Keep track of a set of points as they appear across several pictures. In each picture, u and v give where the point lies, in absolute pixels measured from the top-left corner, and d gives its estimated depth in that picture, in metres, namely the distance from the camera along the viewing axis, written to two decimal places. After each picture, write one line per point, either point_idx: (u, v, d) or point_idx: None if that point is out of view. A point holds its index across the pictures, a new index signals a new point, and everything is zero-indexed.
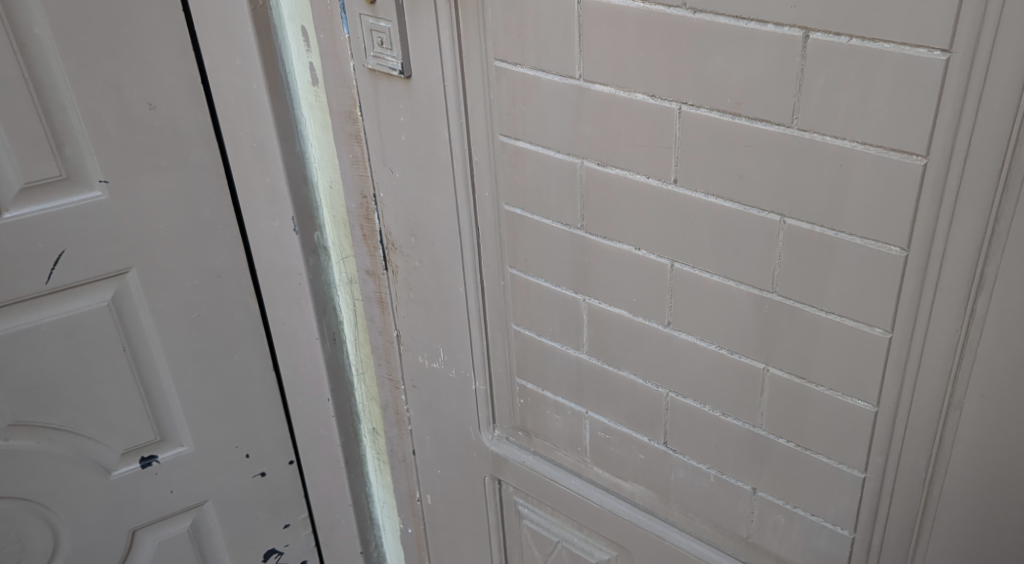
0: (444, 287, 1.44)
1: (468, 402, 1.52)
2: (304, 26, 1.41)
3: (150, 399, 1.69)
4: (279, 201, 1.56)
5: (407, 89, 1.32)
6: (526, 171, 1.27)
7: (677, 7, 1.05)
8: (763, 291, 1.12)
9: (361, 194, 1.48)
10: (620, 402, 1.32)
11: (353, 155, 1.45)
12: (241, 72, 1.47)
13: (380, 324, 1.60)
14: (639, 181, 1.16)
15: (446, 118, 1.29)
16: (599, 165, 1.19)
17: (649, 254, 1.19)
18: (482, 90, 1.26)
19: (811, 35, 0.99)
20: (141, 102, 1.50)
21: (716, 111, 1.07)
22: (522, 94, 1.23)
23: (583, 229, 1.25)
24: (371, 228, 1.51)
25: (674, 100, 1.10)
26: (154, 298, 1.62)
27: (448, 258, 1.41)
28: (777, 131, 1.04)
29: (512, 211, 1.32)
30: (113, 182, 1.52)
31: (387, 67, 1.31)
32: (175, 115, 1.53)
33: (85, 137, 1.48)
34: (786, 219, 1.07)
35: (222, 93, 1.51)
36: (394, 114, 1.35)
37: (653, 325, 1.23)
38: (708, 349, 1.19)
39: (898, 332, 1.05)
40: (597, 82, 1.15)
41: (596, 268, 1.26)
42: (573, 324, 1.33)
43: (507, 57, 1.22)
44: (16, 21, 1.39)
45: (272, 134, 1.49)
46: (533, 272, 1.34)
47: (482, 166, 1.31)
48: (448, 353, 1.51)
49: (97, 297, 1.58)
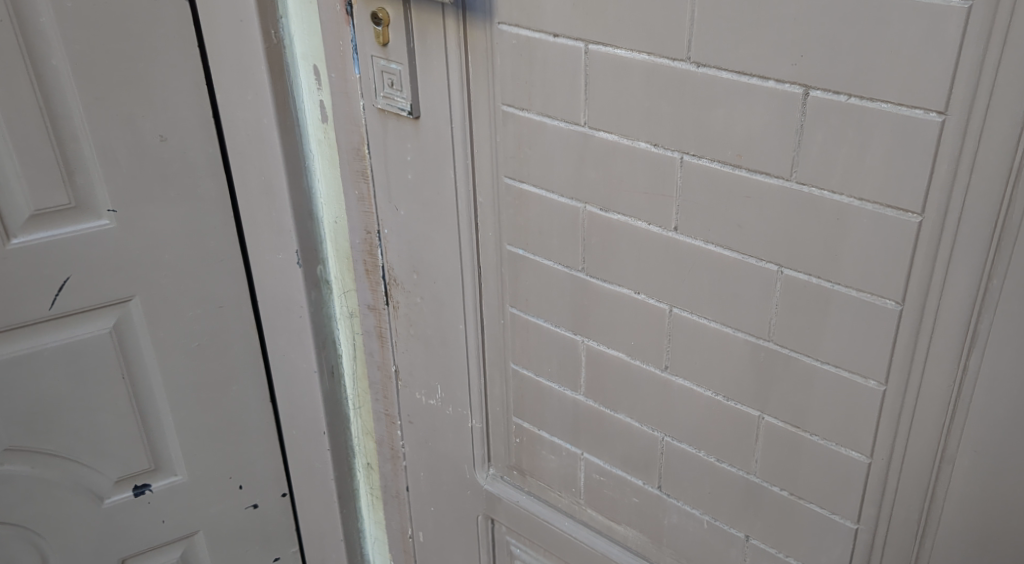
0: (445, 324, 1.49)
1: (464, 439, 1.56)
2: (316, 65, 1.44)
3: (146, 427, 1.70)
4: (284, 234, 1.58)
5: (415, 129, 1.35)
6: (529, 214, 1.30)
7: (682, 60, 1.06)
8: (759, 339, 1.12)
9: (365, 230, 1.52)
10: (616, 446, 1.34)
11: (359, 192, 1.49)
12: (253, 107, 1.48)
13: (379, 359, 1.65)
14: (640, 227, 1.18)
15: (453, 159, 1.33)
16: (602, 210, 1.21)
17: (649, 298, 1.21)
18: (489, 133, 1.29)
19: (810, 93, 0.99)
20: (153, 133, 1.52)
21: (717, 162, 1.07)
22: (527, 138, 1.25)
23: (584, 271, 1.27)
24: (373, 264, 1.55)
25: (676, 149, 1.10)
26: (156, 327, 1.64)
27: (450, 295, 1.46)
28: (776, 184, 1.04)
29: (515, 251, 1.35)
30: (121, 212, 1.54)
31: (397, 107, 1.34)
32: (186, 147, 1.55)
33: (96, 167, 1.51)
34: (783, 269, 1.07)
35: (233, 128, 1.52)
36: (401, 152, 1.39)
37: (652, 369, 1.25)
38: (704, 395, 1.20)
39: (893, 385, 1.04)
40: (602, 129, 1.16)
41: (594, 310, 1.28)
42: (571, 365, 1.35)
43: (514, 102, 1.24)
44: (35, 53, 1.41)
45: (279, 169, 1.51)
46: (533, 311, 1.37)
47: (486, 206, 1.35)
48: (446, 390, 1.56)
49: (99, 324, 1.60)
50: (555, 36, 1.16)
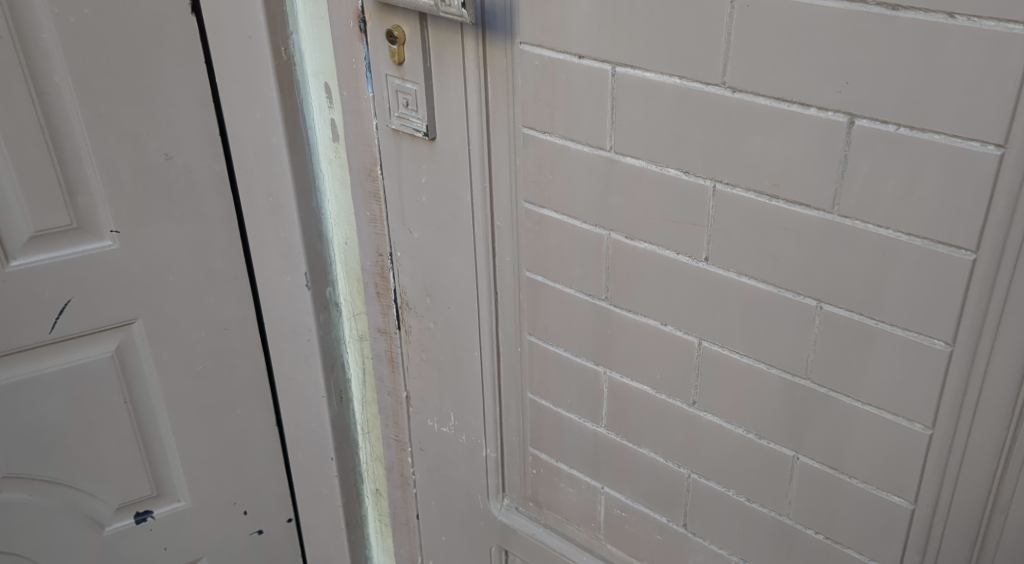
0: (460, 350, 1.44)
1: (478, 469, 1.51)
2: (328, 82, 1.38)
3: (149, 453, 1.65)
4: (293, 256, 1.52)
5: (431, 150, 1.30)
6: (551, 240, 1.25)
7: (717, 85, 1.00)
8: (795, 377, 1.07)
9: (377, 252, 1.47)
10: (639, 480, 1.29)
11: (371, 213, 1.44)
12: (261, 126, 1.43)
13: (389, 385, 1.60)
14: (668, 256, 1.13)
15: (470, 182, 1.29)
16: (627, 238, 1.16)
17: (676, 330, 1.16)
18: (509, 155, 1.24)
19: (856, 121, 0.93)
20: (158, 152, 1.47)
21: (753, 192, 1.02)
22: (550, 162, 1.20)
23: (608, 300, 1.22)
24: (385, 286, 1.50)
25: (708, 178, 1.05)
26: (159, 350, 1.58)
27: (465, 321, 1.41)
28: (816, 217, 0.99)
29: (535, 277, 1.30)
30: (124, 232, 1.49)
31: (412, 127, 1.29)
32: (191, 166, 1.49)
33: (98, 186, 1.45)
34: (823, 305, 1.02)
35: (240, 146, 1.47)
36: (416, 174, 1.34)
37: (678, 404, 1.20)
38: (734, 432, 1.15)
39: (940, 428, 0.99)
40: (628, 154, 1.11)
41: (618, 341, 1.23)
42: (592, 396, 1.30)
43: (536, 125, 1.19)
44: (36, 70, 1.36)
45: (289, 191, 1.46)
46: (552, 340, 1.32)
47: (504, 230, 1.30)
48: (459, 418, 1.51)
49: (101, 348, 1.55)
50: (580, 58, 1.10)
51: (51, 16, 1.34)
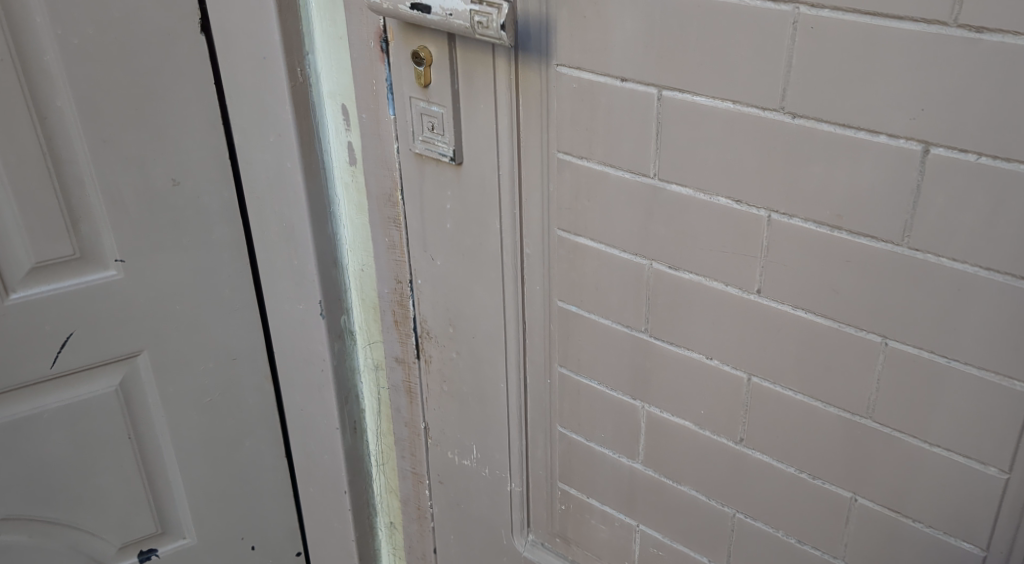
0: (484, 382, 1.38)
1: (502, 503, 1.45)
2: (345, 104, 1.32)
3: (154, 489, 1.58)
4: (306, 284, 1.46)
5: (457, 175, 1.24)
6: (586, 269, 1.19)
7: (774, 111, 0.95)
8: (854, 416, 1.02)
9: (396, 279, 1.41)
10: (679, 519, 1.24)
11: (389, 239, 1.38)
12: (275, 149, 1.36)
13: (406, 416, 1.53)
14: (716, 288, 1.07)
15: (499, 209, 1.23)
16: (671, 268, 1.11)
17: (722, 364, 1.11)
18: (541, 181, 1.18)
19: (931, 149, 0.88)
20: (165, 178, 1.40)
21: (813, 222, 0.97)
22: (587, 189, 1.14)
23: (647, 332, 1.17)
24: (404, 314, 1.43)
25: (763, 207, 1.00)
26: (165, 383, 1.51)
27: (490, 352, 1.35)
28: (884, 249, 0.94)
29: (567, 307, 1.24)
30: (129, 262, 1.42)
31: (437, 152, 1.23)
32: (199, 191, 1.43)
33: (102, 214, 1.38)
34: (888, 341, 0.97)
35: (250, 169, 1.41)
36: (440, 199, 1.28)
37: (723, 440, 1.15)
38: (787, 471, 1.10)
39: (1017, 473, 0.95)
40: (674, 181, 1.05)
41: (658, 374, 1.18)
42: (628, 431, 1.24)
43: (572, 150, 1.13)
44: (37, 94, 1.30)
45: (303, 217, 1.39)
46: (586, 372, 1.26)
47: (535, 257, 1.24)
48: (482, 451, 1.44)
49: (104, 382, 1.48)
50: (623, 81, 1.05)
51: (54, 37, 1.28)
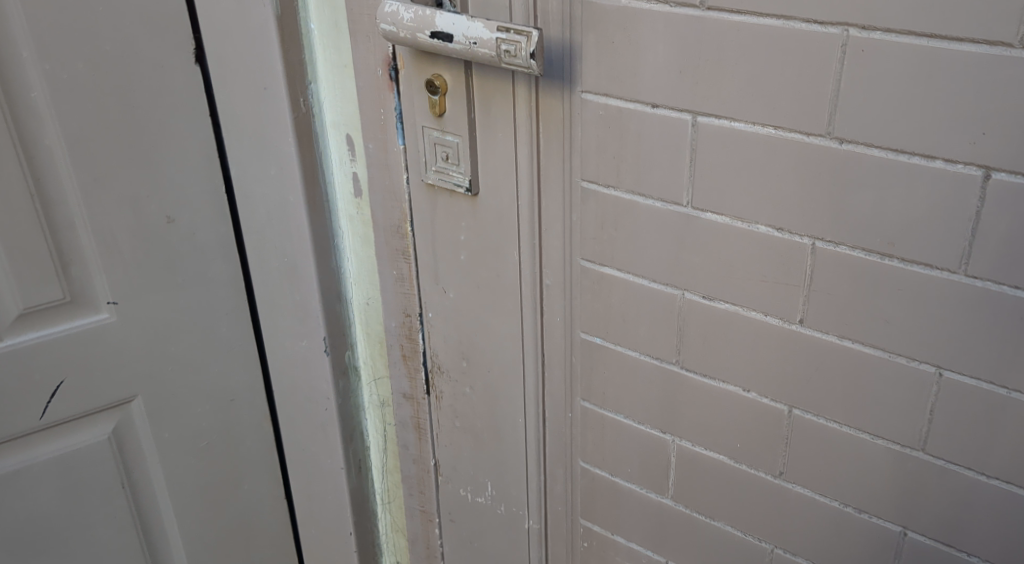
0: (499, 417, 1.33)
1: (519, 541, 1.40)
2: (350, 134, 1.28)
3: (149, 540, 1.50)
4: (309, 320, 1.40)
5: (473, 206, 1.20)
6: (612, 301, 1.15)
7: (821, 136, 0.92)
8: (904, 449, 1.00)
9: (405, 313, 1.36)
10: (712, 555, 1.21)
11: (398, 272, 1.33)
12: (276, 184, 1.31)
13: (415, 453, 1.47)
14: (755, 318, 1.04)
15: (518, 240, 1.18)
16: (704, 297, 1.07)
17: (760, 398, 1.07)
18: (563, 211, 1.13)
19: (992, 175, 0.86)
20: (159, 215, 1.33)
21: (861, 250, 0.94)
22: (613, 218, 1.10)
23: (678, 364, 1.12)
24: (413, 348, 1.38)
25: (806, 235, 0.97)
26: (160, 429, 1.44)
27: (507, 387, 1.30)
28: (938, 276, 0.92)
29: (591, 339, 1.19)
30: (121, 304, 1.35)
31: (453, 182, 1.18)
32: (195, 227, 1.36)
33: (93, 255, 1.32)
34: (943, 371, 0.95)
35: (248, 204, 1.35)
36: (454, 231, 1.23)
37: (763, 475, 1.11)
38: (828, 505, 1.08)
39: None
40: (709, 209, 1.02)
41: (690, 407, 1.14)
42: (658, 466, 1.20)
43: (598, 178, 1.09)
44: (25, 131, 1.23)
45: (306, 251, 1.35)
46: (611, 406, 1.21)
47: (555, 288, 1.19)
48: (498, 489, 1.39)
49: (97, 430, 1.41)
50: (654, 107, 1.01)
51: (42, 71, 1.21)
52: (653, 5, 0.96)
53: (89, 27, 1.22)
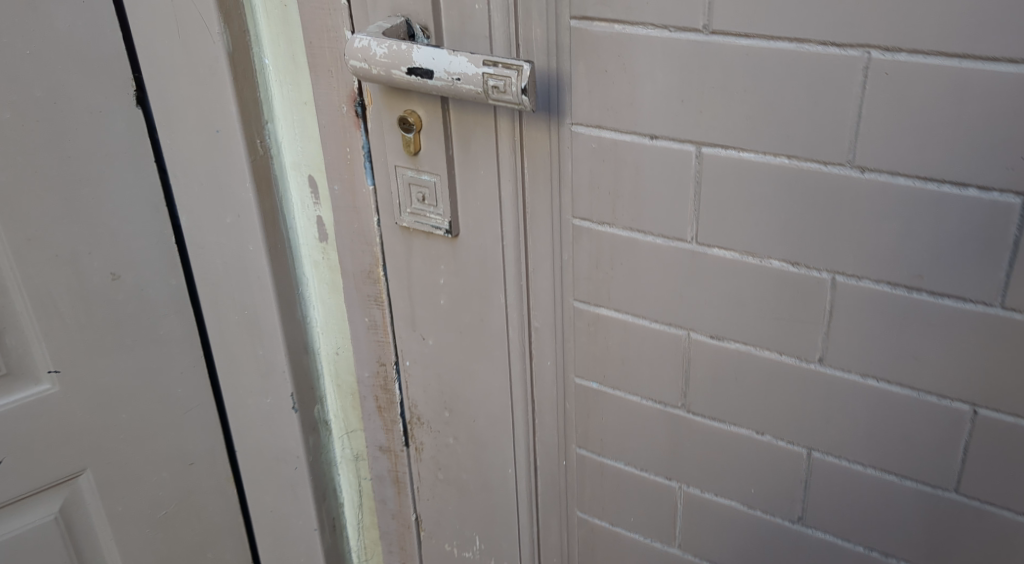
0: (487, 468, 1.25)
1: None
2: (313, 175, 1.19)
3: None
4: (276, 375, 1.30)
5: (453, 248, 1.11)
6: (610, 344, 1.07)
7: (840, 164, 0.87)
8: (936, 490, 0.95)
9: (379, 361, 1.26)
10: None
11: (370, 319, 1.24)
12: (233, 232, 1.22)
13: (393, 507, 1.38)
14: (768, 357, 0.97)
15: (504, 282, 1.10)
16: (712, 337, 1.00)
17: (776, 440, 1.01)
18: (552, 252, 1.06)
19: None
20: (103, 272, 1.23)
21: (887, 284, 0.89)
22: (610, 257, 1.02)
23: (684, 408, 1.05)
24: (389, 400, 1.29)
25: (825, 269, 0.91)
26: (113, 502, 1.33)
27: (495, 437, 1.22)
28: (973, 309, 0.86)
29: (587, 383, 1.12)
30: (65, 372, 1.24)
31: (431, 225, 1.10)
32: (143, 283, 1.26)
33: (31, 321, 1.21)
34: (978, 410, 0.89)
35: (204, 255, 1.26)
36: (431, 276, 1.15)
37: (779, 521, 1.05)
38: (853, 550, 1.02)
39: None
40: (715, 244, 0.95)
41: (697, 452, 1.07)
42: (664, 514, 1.13)
43: (592, 215, 1.01)
44: None
45: (270, 302, 1.25)
46: (610, 453, 1.14)
47: (544, 330, 1.11)
48: (487, 542, 1.31)
49: (41, 510, 1.29)
50: (653, 139, 0.94)
51: None
52: (650, 30, 0.90)
53: (19, 73, 1.11)
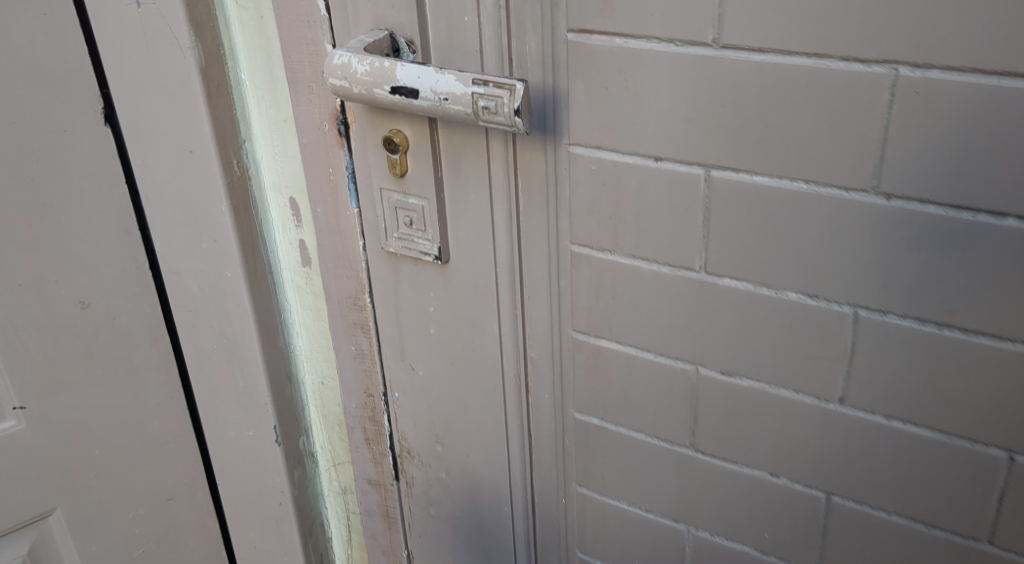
0: (481, 506, 1.17)
1: None
2: (295, 197, 1.12)
3: None
4: (258, 407, 1.23)
5: (443, 275, 1.04)
6: (612, 377, 1.00)
7: (864, 191, 0.80)
8: (967, 540, 0.87)
9: (367, 391, 1.19)
10: None
11: (357, 347, 1.16)
12: (210, 257, 1.14)
13: (384, 543, 1.31)
14: (783, 395, 0.90)
15: (498, 312, 1.02)
16: (722, 373, 0.93)
17: (793, 483, 0.94)
18: (549, 280, 0.98)
19: None
20: (71, 301, 1.15)
21: (915, 319, 0.82)
22: (612, 286, 0.95)
23: (693, 447, 0.98)
24: (378, 431, 1.22)
25: (846, 303, 0.84)
26: (86, 542, 1.26)
27: (489, 473, 1.14)
28: (1010, 349, 0.79)
29: (587, 419, 1.04)
30: (31, 407, 1.17)
31: (418, 251, 1.03)
32: (115, 310, 1.19)
33: None
34: (1016, 456, 0.82)
35: (179, 281, 1.18)
36: (420, 303, 1.07)
37: None
38: None
39: None
40: (726, 274, 0.88)
41: (706, 494, 0.99)
42: (671, 557, 1.06)
43: (591, 240, 0.94)
44: None
45: (250, 331, 1.17)
46: (612, 492, 1.07)
47: (542, 361, 1.03)
48: None
49: (9, 552, 1.22)
50: (657, 161, 0.86)
51: None
52: (654, 44, 0.82)
53: None
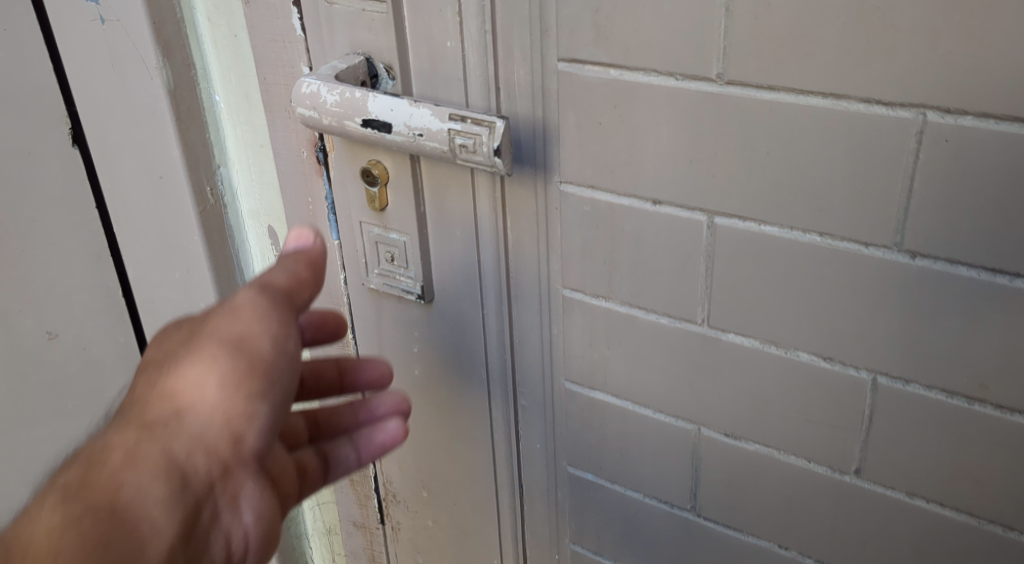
0: (470, 556, 1.10)
1: None
2: (274, 225, 1.05)
3: None
4: None
5: (427, 315, 0.96)
6: (608, 432, 0.91)
7: (887, 248, 0.71)
8: None
9: None
10: None
11: None
12: (184, 288, 1.07)
13: None
14: (793, 463, 0.82)
15: (486, 358, 0.94)
16: (727, 436, 0.84)
17: (802, 556, 0.86)
18: (540, 326, 0.90)
19: None
20: (38, 332, 1.11)
21: (943, 392, 0.73)
22: (607, 335, 0.86)
23: (695, 512, 0.90)
24: (362, 472, 1.14)
25: (864, 369, 0.75)
26: None
27: (477, 524, 1.06)
28: None
29: (580, 474, 0.96)
30: None
31: (401, 288, 0.94)
32: (86, 341, 1.12)
33: None
34: None
35: (153, 311, 1.10)
36: (404, 344, 1.00)
37: None
38: None
39: None
40: (732, 329, 0.79)
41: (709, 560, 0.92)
42: None
43: (584, 285, 0.85)
44: None
45: None
46: (608, 551, 0.99)
47: (532, 410, 0.96)
48: None
49: None
50: (656, 204, 0.78)
51: None
52: (653, 78, 0.74)
53: None
